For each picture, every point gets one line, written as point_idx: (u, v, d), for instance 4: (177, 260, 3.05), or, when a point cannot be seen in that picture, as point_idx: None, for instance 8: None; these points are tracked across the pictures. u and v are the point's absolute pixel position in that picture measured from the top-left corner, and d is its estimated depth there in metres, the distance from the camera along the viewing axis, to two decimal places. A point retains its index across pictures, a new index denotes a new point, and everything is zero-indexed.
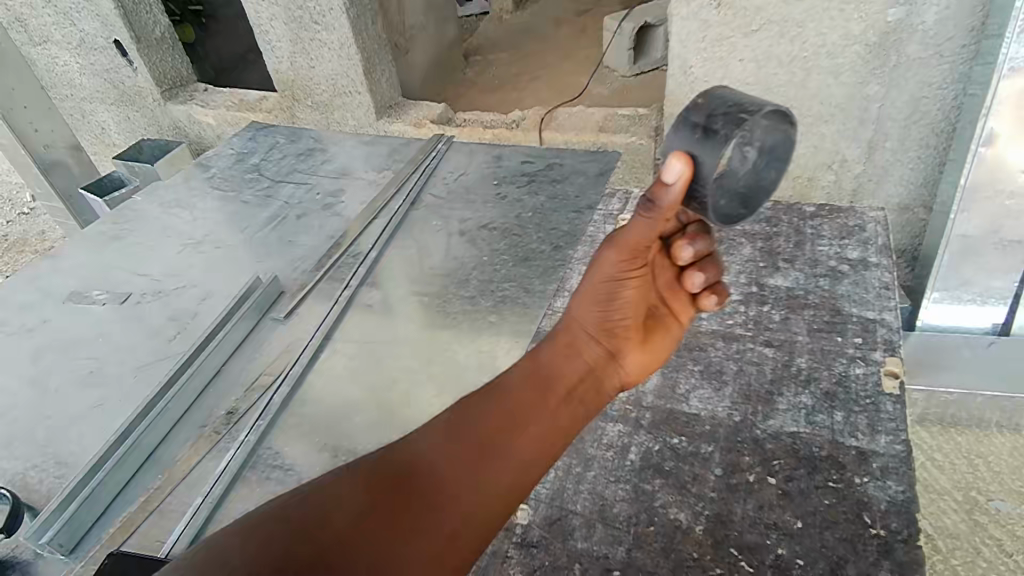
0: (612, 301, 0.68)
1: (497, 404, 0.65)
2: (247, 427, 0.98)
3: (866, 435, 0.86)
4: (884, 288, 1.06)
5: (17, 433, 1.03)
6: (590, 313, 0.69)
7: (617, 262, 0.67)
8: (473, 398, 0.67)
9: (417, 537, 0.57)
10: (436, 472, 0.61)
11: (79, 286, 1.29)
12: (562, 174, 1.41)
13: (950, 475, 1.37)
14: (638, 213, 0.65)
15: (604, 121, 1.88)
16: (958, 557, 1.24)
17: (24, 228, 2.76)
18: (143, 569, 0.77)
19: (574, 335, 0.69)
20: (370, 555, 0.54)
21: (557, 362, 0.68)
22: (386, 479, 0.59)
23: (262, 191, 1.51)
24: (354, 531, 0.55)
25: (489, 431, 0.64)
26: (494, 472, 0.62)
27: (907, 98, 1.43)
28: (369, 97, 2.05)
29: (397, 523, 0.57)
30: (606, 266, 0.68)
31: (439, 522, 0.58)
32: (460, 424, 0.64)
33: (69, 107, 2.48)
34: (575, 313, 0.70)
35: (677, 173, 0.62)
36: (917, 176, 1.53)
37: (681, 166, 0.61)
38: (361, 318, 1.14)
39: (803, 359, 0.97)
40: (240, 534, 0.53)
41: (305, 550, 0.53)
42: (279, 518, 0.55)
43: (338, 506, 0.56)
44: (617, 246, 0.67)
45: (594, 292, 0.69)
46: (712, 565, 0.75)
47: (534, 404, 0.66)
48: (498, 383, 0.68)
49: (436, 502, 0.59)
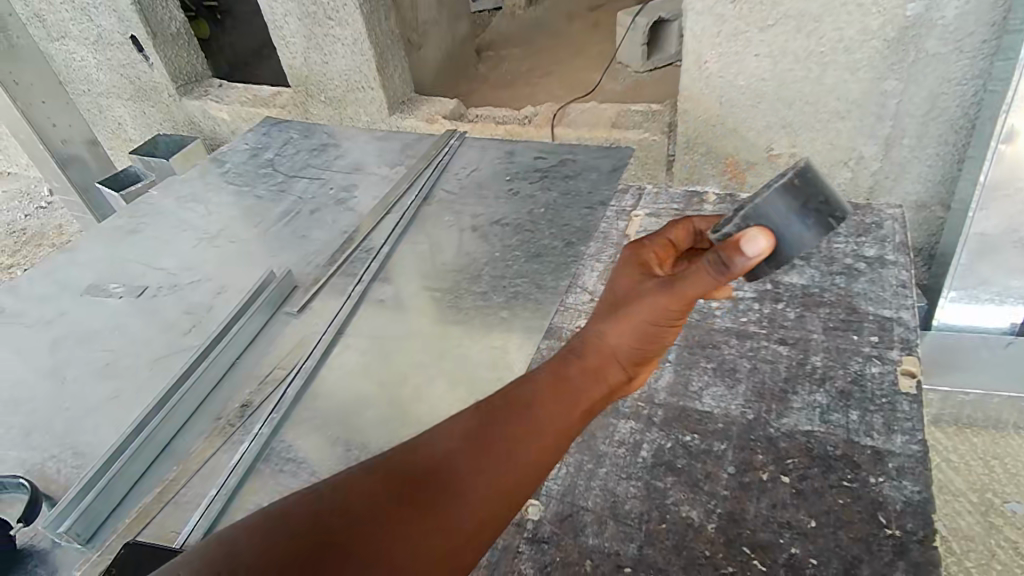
0: (649, 330, 0.69)
1: (524, 411, 0.63)
2: (261, 419, 0.99)
3: (882, 434, 0.85)
4: (901, 286, 1.05)
5: (37, 423, 1.04)
6: (624, 340, 0.69)
7: (665, 300, 0.67)
8: (497, 400, 0.64)
9: (432, 534, 0.54)
10: (454, 469, 0.58)
11: (97, 279, 1.31)
12: (574, 170, 1.41)
13: (965, 477, 1.35)
14: (709, 270, 0.63)
15: (617, 117, 1.87)
16: (972, 559, 1.22)
17: (42, 221, 2.79)
18: (152, 557, 0.80)
19: (607, 360, 0.69)
20: (382, 551, 0.53)
21: (586, 382, 0.68)
22: (405, 478, 0.57)
23: (276, 185, 1.52)
24: (368, 525, 0.53)
25: (513, 431, 0.61)
26: (508, 471, 0.59)
27: (926, 94, 1.41)
28: (382, 93, 2.06)
29: (414, 520, 0.55)
30: (651, 298, 0.68)
31: (456, 518, 0.56)
32: (483, 426, 0.61)
33: (87, 102, 2.51)
34: (610, 333, 0.70)
35: (756, 251, 0.61)
36: (936, 173, 1.51)
37: (763, 246, 0.61)
38: (373, 313, 1.15)
39: (818, 357, 0.96)
40: (248, 529, 0.52)
41: (318, 547, 0.51)
42: (289, 512, 0.53)
43: (350, 500, 0.55)
44: (673, 287, 0.67)
45: (636, 320, 0.69)
46: (725, 564, 0.75)
47: (559, 413, 0.64)
48: (521, 388, 0.66)
49: (452, 496, 0.57)
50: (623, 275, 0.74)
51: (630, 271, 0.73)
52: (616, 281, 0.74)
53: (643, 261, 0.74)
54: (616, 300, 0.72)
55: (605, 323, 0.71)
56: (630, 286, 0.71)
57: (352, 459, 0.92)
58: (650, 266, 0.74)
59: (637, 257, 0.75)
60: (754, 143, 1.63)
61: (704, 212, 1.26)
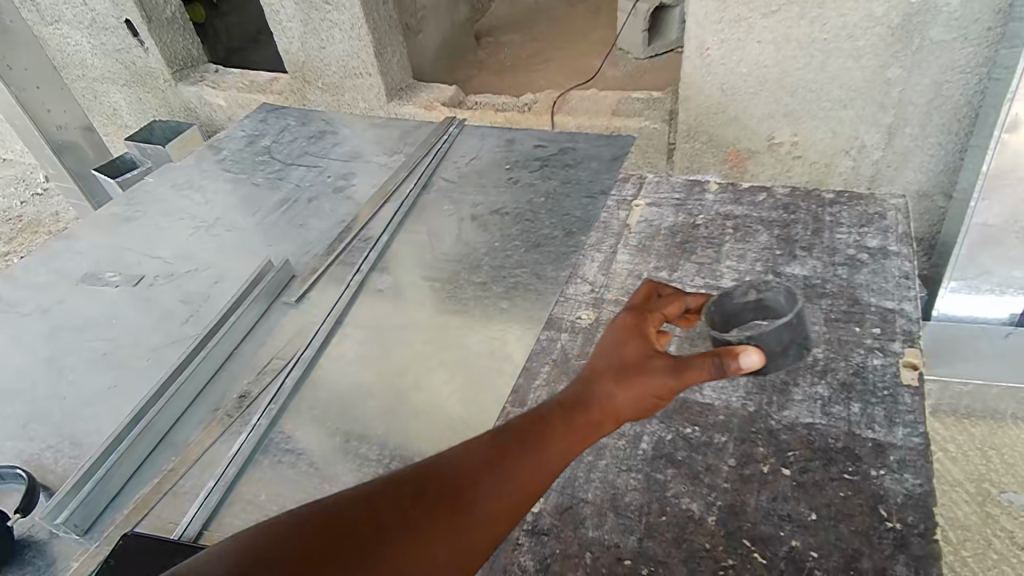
0: (654, 401, 0.66)
1: (540, 436, 0.62)
2: (260, 410, 0.98)
3: (884, 427, 0.84)
4: (904, 278, 1.04)
5: (35, 413, 1.03)
6: (627, 407, 0.66)
7: (673, 380, 0.66)
8: (512, 426, 0.64)
9: (449, 540, 0.55)
10: (472, 477, 0.59)
11: (93, 267, 1.30)
12: (575, 159, 1.39)
13: (963, 467, 1.35)
14: (710, 366, 0.64)
15: (618, 104, 1.85)
16: (968, 548, 1.23)
17: (38, 208, 2.77)
18: (139, 548, 0.80)
19: (611, 420, 0.66)
20: (399, 556, 0.53)
21: (589, 437, 0.64)
22: (423, 486, 0.57)
23: (274, 173, 1.51)
24: (386, 529, 0.54)
25: (532, 460, 0.61)
26: (523, 483, 0.60)
27: (929, 82, 1.39)
28: (380, 79, 2.04)
29: (431, 526, 0.55)
30: (661, 372, 0.66)
31: (472, 523, 0.57)
32: (505, 452, 0.61)
33: (82, 87, 2.48)
34: (613, 395, 0.66)
35: (752, 363, 0.64)
36: (938, 162, 1.49)
37: (759, 361, 0.64)
38: (372, 303, 1.14)
39: (820, 349, 0.95)
40: (266, 529, 0.53)
41: (336, 546, 0.52)
42: (303, 517, 0.53)
43: (367, 505, 0.55)
44: (681, 373, 0.65)
45: (643, 390, 0.66)
46: (725, 557, 0.75)
47: (572, 447, 0.63)
48: (534, 417, 0.64)
49: (471, 500, 0.57)
50: (628, 338, 0.70)
51: (633, 338, 0.70)
52: (618, 343, 0.70)
53: (648, 330, 0.72)
54: (618, 361, 0.68)
55: (608, 385, 0.66)
56: (636, 354, 0.69)
57: (351, 451, 0.92)
58: (653, 338, 0.71)
59: (638, 321, 0.73)
60: (756, 132, 1.61)
61: (706, 200, 1.25)
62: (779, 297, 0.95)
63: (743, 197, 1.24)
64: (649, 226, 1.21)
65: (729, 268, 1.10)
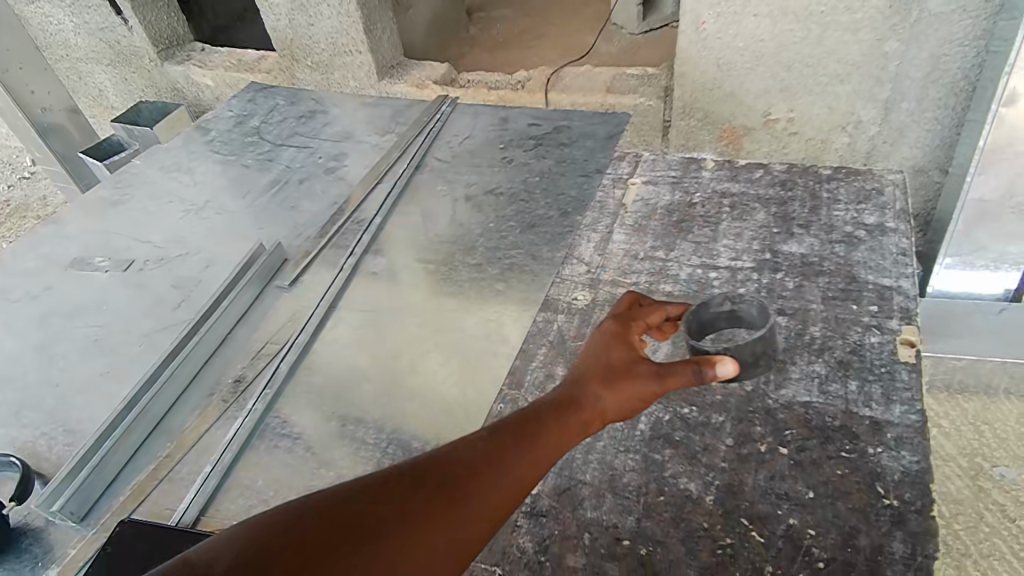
0: (638, 404, 0.70)
1: (535, 434, 0.64)
2: (255, 395, 0.97)
3: (881, 404, 0.84)
4: (902, 254, 1.04)
5: (27, 401, 1.02)
6: (612, 410, 0.69)
7: (656, 385, 0.70)
8: (507, 423, 0.64)
9: (449, 532, 0.55)
10: (471, 471, 0.59)
11: (82, 252, 1.28)
12: (570, 137, 1.37)
13: (956, 442, 1.36)
14: (689, 373, 0.70)
15: (612, 81, 1.82)
16: (960, 522, 1.25)
17: (26, 193, 2.73)
18: (134, 534, 0.80)
19: (597, 421, 0.69)
20: (400, 547, 0.52)
21: (578, 437, 0.67)
22: (422, 478, 0.57)
23: (264, 154, 1.48)
24: (387, 521, 0.53)
25: (528, 454, 0.62)
26: (519, 478, 0.60)
27: (927, 55, 1.37)
28: (370, 57, 2.00)
29: (430, 519, 0.55)
30: (647, 378, 0.70)
31: (472, 515, 0.56)
32: (501, 446, 0.62)
33: (66, 68, 2.43)
34: (600, 398, 0.69)
35: (725, 372, 0.70)
36: (935, 137, 1.48)
37: (733, 370, 0.70)
38: (367, 286, 1.13)
39: (817, 327, 0.95)
40: (265, 520, 0.51)
41: (336, 535, 0.51)
42: (302, 508, 0.52)
43: (368, 497, 0.54)
44: (665, 378, 0.70)
45: (630, 393, 0.70)
46: (723, 535, 0.75)
47: (563, 446, 0.65)
48: (528, 415, 0.66)
49: (470, 492, 0.57)
50: (613, 345, 0.74)
51: (618, 346, 0.74)
52: (604, 350, 0.74)
53: (631, 339, 0.76)
54: (604, 366, 0.72)
55: (595, 388, 0.69)
56: (620, 361, 0.72)
57: (348, 435, 0.91)
58: (636, 346, 0.75)
59: (620, 330, 0.76)
60: (752, 108, 1.59)
61: (702, 178, 1.24)
62: (753, 309, 0.95)
63: (740, 174, 1.23)
64: (645, 205, 1.20)
65: (725, 247, 1.09)
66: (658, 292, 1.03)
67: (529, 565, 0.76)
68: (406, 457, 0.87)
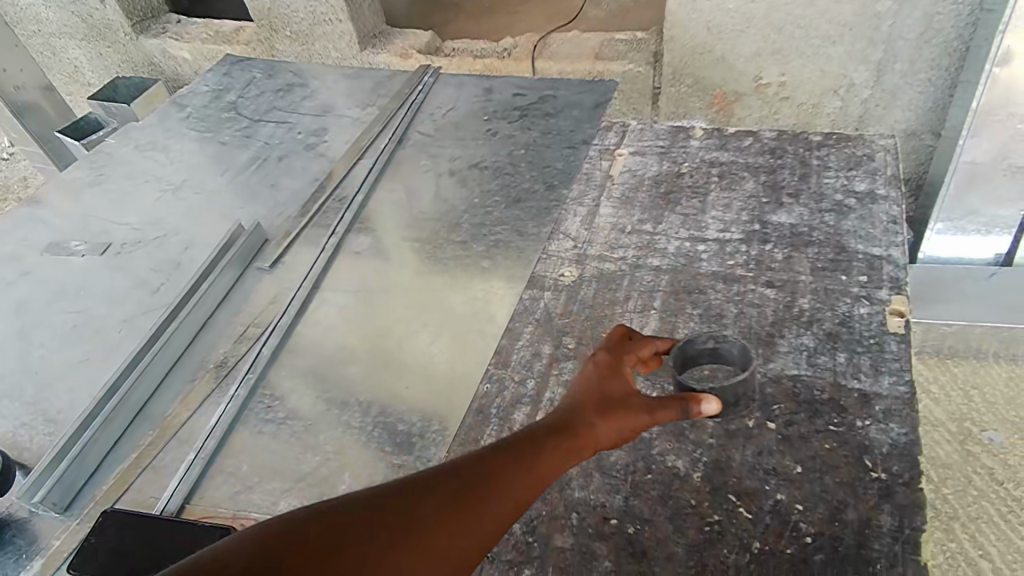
0: (632, 433, 0.69)
1: (537, 450, 0.63)
2: (237, 380, 0.96)
3: (870, 376, 0.84)
4: (892, 222, 1.02)
5: (5, 390, 1.01)
6: (607, 439, 0.68)
7: (648, 417, 0.69)
8: (507, 440, 0.64)
9: (461, 536, 0.55)
10: (479, 483, 0.59)
11: (57, 236, 1.24)
12: (555, 107, 1.34)
13: (945, 407, 1.36)
14: (678, 409, 0.70)
15: (601, 46, 1.77)
16: (949, 486, 1.26)
17: (6, 174, 2.67)
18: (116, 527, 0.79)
19: (590, 449, 0.67)
20: (408, 551, 0.52)
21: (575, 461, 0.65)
22: (428, 486, 0.57)
23: (241, 130, 1.44)
24: (393, 527, 0.53)
25: (531, 468, 0.62)
26: (526, 489, 0.60)
27: (920, 14, 1.34)
28: (351, 25, 1.94)
29: (436, 525, 0.54)
30: (642, 410, 0.69)
31: (482, 523, 0.56)
32: (505, 459, 0.61)
33: (39, 44, 2.34)
34: (596, 427, 0.67)
35: (710, 409, 0.72)
36: (928, 99, 1.46)
37: (716, 408, 0.72)
38: (350, 265, 1.10)
39: (806, 299, 0.94)
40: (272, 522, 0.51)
41: (341, 538, 0.50)
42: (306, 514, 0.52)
43: (374, 505, 0.54)
44: (656, 412, 0.69)
45: (625, 422, 0.68)
46: (711, 512, 0.75)
47: (561, 469, 0.64)
48: (528, 435, 0.65)
49: (475, 499, 0.57)
50: (609, 374, 0.73)
51: (612, 376, 0.73)
52: (599, 378, 0.72)
53: (625, 371, 0.74)
54: (598, 395, 0.70)
55: (591, 416, 0.68)
56: (615, 391, 0.71)
57: (334, 419, 0.90)
58: (628, 377, 0.74)
59: (614, 359, 0.75)
60: (743, 72, 1.55)
61: (691, 147, 1.21)
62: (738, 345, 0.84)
63: (729, 142, 1.20)
64: (632, 176, 1.17)
65: (714, 219, 1.07)
66: (646, 266, 1.02)
67: (516, 546, 0.75)
68: (392, 439, 0.86)
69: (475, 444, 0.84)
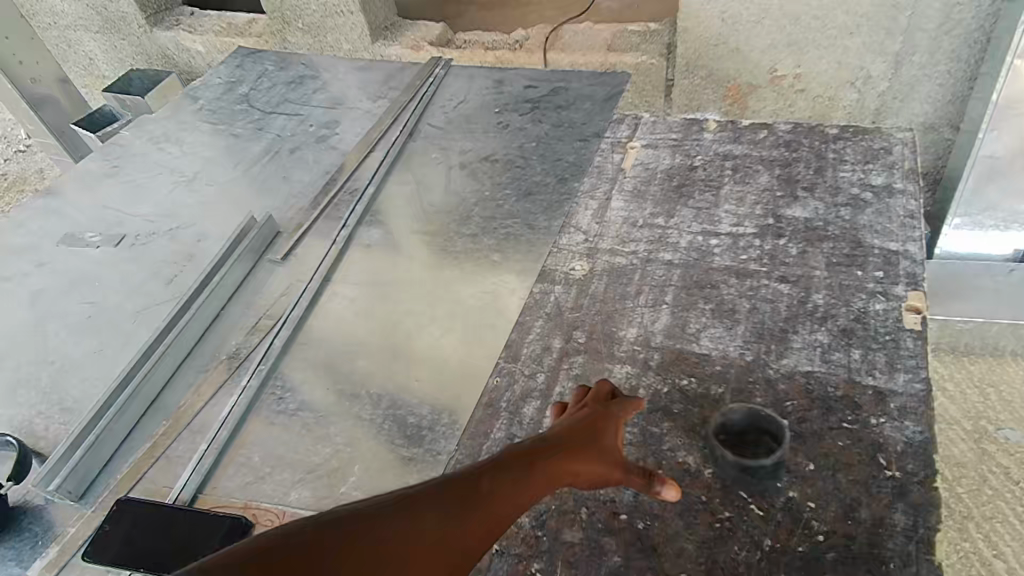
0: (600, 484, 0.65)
1: (512, 468, 0.62)
2: (249, 371, 0.96)
3: (885, 373, 0.83)
4: (909, 217, 1.00)
5: (21, 378, 1.02)
6: (586, 475, 0.65)
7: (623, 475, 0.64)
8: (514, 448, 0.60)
9: None
10: None
11: (72, 227, 1.26)
12: (567, 100, 1.33)
13: (960, 405, 1.35)
14: (648, 486, 0.63)
15: (613, 38, 1.76)
16: (963, 484, 1.24)
17: (22, 165, 2.70)
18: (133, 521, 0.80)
19: (569, 478, 0.64)
20: None
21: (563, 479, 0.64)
22: None
23: (254, 123, 1.44)
24: None
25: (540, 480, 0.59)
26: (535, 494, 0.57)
27: (940, 5, 1.31)
28: (363, 17, 1.93)
29: None
30: (624, 470, 0.64)
31: None
32: None
33: (55, 37, 2.36)
34: (578, 459, 0.64)
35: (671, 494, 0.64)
36: (947, 92, 1.43)
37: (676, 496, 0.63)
38: (361, 258, 1.11)
39: (820, 294, 0.92)
40: None
41: None
42: (246, 554, 0.52)
43: None
44: (633, 477, 0.64)
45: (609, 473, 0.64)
46: (722, 509, 0.74)
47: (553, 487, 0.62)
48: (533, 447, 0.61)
49: None
50: (601, 413, 0.67)
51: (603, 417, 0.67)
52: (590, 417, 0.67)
53: (618, 411, 0.68)
54: (586, 430, 0.66)
55: (584, 448, 0.65)
56: (603, 433, 0.66)
57: (345, 410, 0.90)
58: (621, 419, 0.68)
59: (608, 399, 0.70)
60: (758, 64, 1.53)
61: (704, 140, 1.19)
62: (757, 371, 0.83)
63: (743, 135, 1.19)
64: (644, 169, 1.16)
65: (727, 213, 1.06)
66: (658, 261, 1.01)
67: (525, 540, 0.75)
68: (403, 432, 0.87)
69: (485, 437, 0.84)
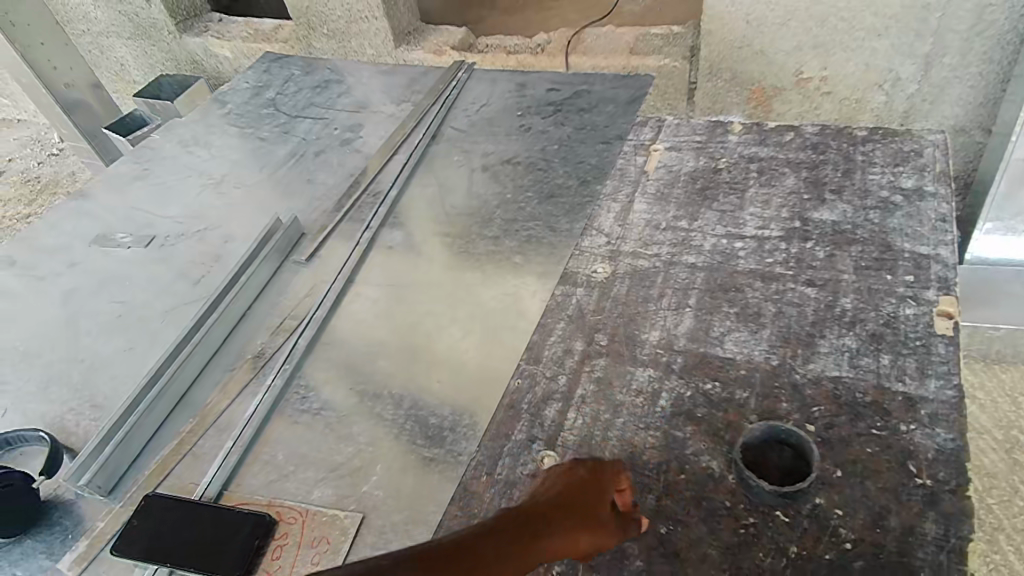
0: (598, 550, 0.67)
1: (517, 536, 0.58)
2: (274, 370, 0.97)
3: (915, 379, 0.81)
4: (941, 220, 0.98)
5: (54, 375, 1.04)
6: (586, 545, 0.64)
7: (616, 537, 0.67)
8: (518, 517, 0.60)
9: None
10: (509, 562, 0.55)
11: (104, 228, 1.28)
12: (590, 103, 1.33)
13: (991, 414, 1.31)
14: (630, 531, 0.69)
15: (636, 42, 1.75)
16: (994, 495, 1.21)
17: (55, 168, 2.77)
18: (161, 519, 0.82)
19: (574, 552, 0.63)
20: None
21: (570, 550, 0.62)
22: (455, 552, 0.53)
23: (280, 126, 1.47)
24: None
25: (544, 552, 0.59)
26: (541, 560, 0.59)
27: (972, 6, 1.28)
28: (387, 22, 1.95)
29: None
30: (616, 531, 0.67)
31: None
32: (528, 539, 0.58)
33: (88, 43, 2.42)
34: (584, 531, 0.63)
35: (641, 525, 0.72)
36: (979, 94, 1.40)
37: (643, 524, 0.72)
38: (384, 259, 1.11)
39: (848, 299, 0.91)
40: None
41: None
42: None
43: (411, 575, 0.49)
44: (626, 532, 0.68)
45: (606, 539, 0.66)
46: (747, 515, 0.73)
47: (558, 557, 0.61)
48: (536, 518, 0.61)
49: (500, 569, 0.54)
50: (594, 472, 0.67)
51: (594, 482, 0.67)
52: (580, 482, 0.66)
53: (608, 474, 0.67)
54: (584, 493, 0.65)
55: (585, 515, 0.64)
56: (600, 495, 0.66)
57: (367, 410, 0.91)
58: (613, 483, 0.67)
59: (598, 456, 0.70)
60: (783, 66, 1.51)
61: (729, 142, 1.18)
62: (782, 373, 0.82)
63: (768, 138, 1.17)
64: (668, 172, 1.15)
65: (752, 216, 1.05)
66: (681, 264, 1.00)
67: None
68: (424, 432, 0.87)
69: (506, 438, 0.84)
